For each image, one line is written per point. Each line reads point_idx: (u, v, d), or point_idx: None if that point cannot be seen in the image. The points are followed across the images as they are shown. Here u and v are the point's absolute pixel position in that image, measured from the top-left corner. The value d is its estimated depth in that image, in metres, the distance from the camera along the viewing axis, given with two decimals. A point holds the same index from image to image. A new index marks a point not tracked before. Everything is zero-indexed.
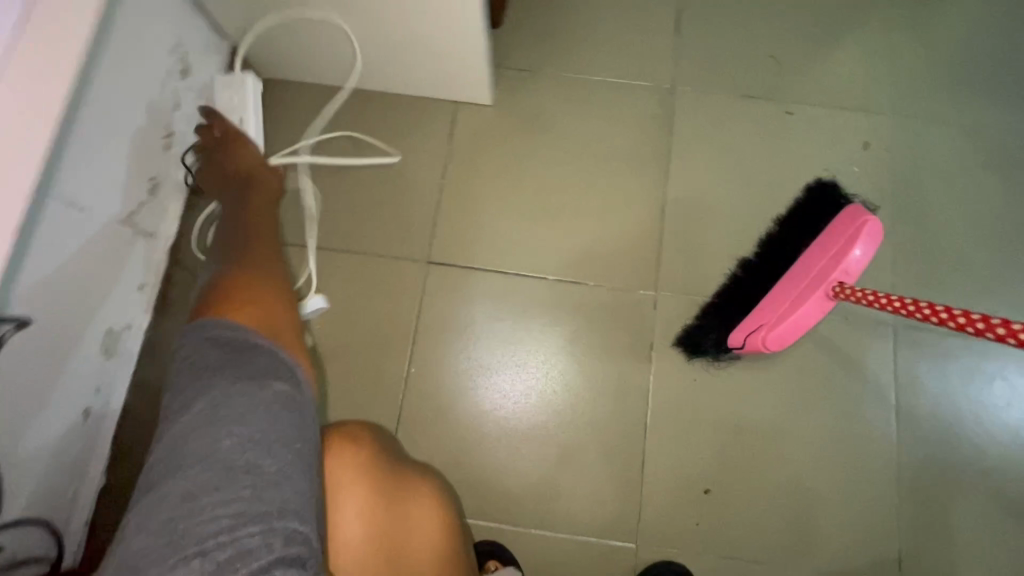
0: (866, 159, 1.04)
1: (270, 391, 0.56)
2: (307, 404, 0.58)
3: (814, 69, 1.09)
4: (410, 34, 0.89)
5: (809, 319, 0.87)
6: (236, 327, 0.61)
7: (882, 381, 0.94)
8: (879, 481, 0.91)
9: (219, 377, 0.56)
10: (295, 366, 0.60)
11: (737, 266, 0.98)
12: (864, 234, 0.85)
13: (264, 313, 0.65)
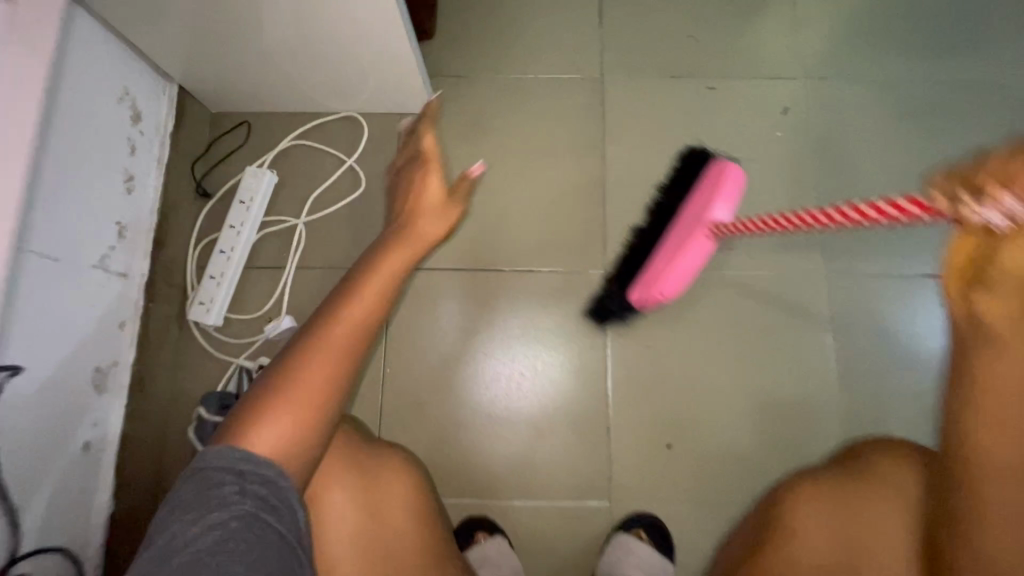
0: (788, 123, 1.12)
1: (228, 512, 0.48)
2: (274, 511, 0.50)
3: (731, 44, 1.16)
4: (342, 57, 0.95)
5: (697, 261, 0.91)
6: (241, 454, 0.50)
7: (819, 326, 1.03)
8: (826, 417, 0.99)
9: (177, 513, 0.48)
10: (273, 483, 0.50)
11: (632, 233, 1.03)
12: (727, 177, 0.88)
13: (287, 438, 0.52)
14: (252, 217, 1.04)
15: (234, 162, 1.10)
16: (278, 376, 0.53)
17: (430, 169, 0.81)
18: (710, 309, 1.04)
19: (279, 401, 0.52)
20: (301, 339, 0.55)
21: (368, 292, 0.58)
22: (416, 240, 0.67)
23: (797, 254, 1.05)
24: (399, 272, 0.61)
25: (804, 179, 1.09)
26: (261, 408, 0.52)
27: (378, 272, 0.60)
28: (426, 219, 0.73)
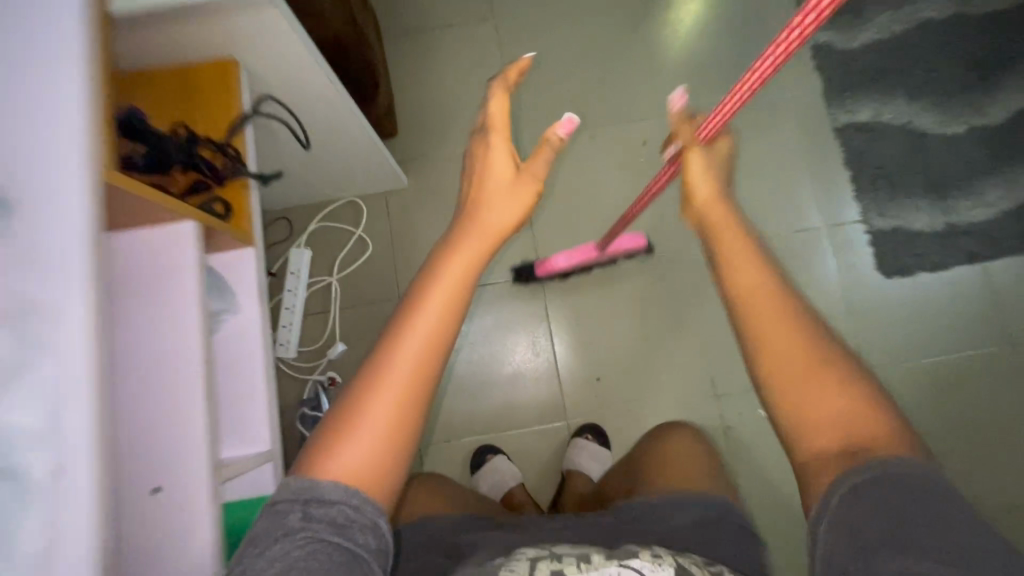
0: (648, 150, 1.63)
1: (294, 535, 0.60)
2: (330, 534, 0.61)
3: (601, 102, 1.66)
4: (343, 179, 1.45)
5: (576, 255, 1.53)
6: (332, 469, 0.63)
7: (685, 286, 1.56)
8: (695, 342, 1.54)
9: (259, 540, 0.61)
10: (334, 507, 0.62)
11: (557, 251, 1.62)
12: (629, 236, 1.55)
13: (366, 453, 0.64)
14: (302, 280, 1.55)
15: (279, 245, 1.60)
16: (353, 407, 0.66)
17: (481, 183, 0.88)
18: (613, 287, 1.56)
19: (359, 426, 0.64)
20: (368, 369, 0.67)
21: (425, 322, 0.68)
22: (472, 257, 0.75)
23: (666, 240, 1.58)
24: (451, 298, 0.71)
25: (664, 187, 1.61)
26: (346, 427, 0.65)
27: (433, 300, 0.70)
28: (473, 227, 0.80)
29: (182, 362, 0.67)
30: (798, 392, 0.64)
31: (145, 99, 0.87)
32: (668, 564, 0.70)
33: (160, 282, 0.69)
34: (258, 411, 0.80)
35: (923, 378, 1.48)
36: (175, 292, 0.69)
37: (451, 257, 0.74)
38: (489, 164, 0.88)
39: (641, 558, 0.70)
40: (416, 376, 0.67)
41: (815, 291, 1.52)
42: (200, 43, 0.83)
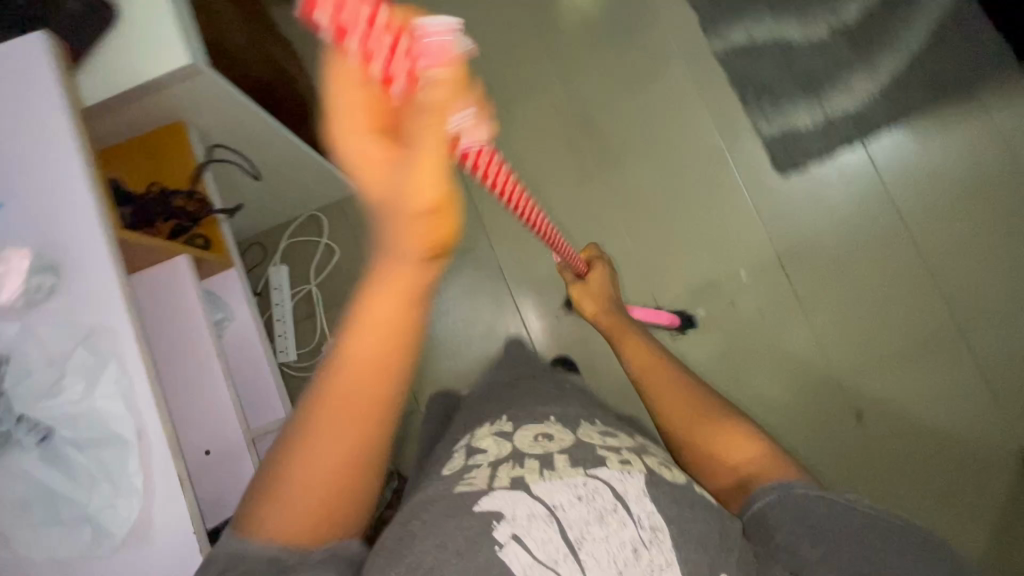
0: (559, 111, 1.82)
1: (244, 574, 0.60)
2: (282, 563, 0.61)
3: (510, 76, 1.85)
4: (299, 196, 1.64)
5: None
6: (263, 539, 0.61)
7: (616, 222, 1.77)
8: (635, 267, 1.74)
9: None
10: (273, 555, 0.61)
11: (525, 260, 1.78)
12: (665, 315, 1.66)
13: (293, 529, 0.61)
14: (285, 293, 1.74)
15: (258, 267, 1.79)
16: (272, 481, 0.60)
17: (355, 172, 0.47)
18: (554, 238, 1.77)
19: (280, 501, 0.60)
20: (293, 443, 0.59)
21: (354, 400, 0.57)
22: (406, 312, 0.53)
23: (591, 185, 1.79)
24: (360, 377, 0.57)
25: (579, 141, 1.81)
26: (269, 501, 0.61)
27: (360, 370, 0.56)
28: (394, 269, 0.50)
29: (202, 361, 0.88)
30: (692, 442, 0.94)
31: (117, 165, 1.06)
32: (637, 472, 0.76)
33: (174, 301, 0.90)
34: (267, 383, 1.03)
35: (829, 257, 1.72)
36: (182, 309, 0.89)
37: (357, 325, 0.55)
38: (369, 146, 0.47)
39: (611, 469, 0.75)
40: (334, 462, 0.59)
41: (725, 201, 1.76)
42: (154, 114, 1.02)
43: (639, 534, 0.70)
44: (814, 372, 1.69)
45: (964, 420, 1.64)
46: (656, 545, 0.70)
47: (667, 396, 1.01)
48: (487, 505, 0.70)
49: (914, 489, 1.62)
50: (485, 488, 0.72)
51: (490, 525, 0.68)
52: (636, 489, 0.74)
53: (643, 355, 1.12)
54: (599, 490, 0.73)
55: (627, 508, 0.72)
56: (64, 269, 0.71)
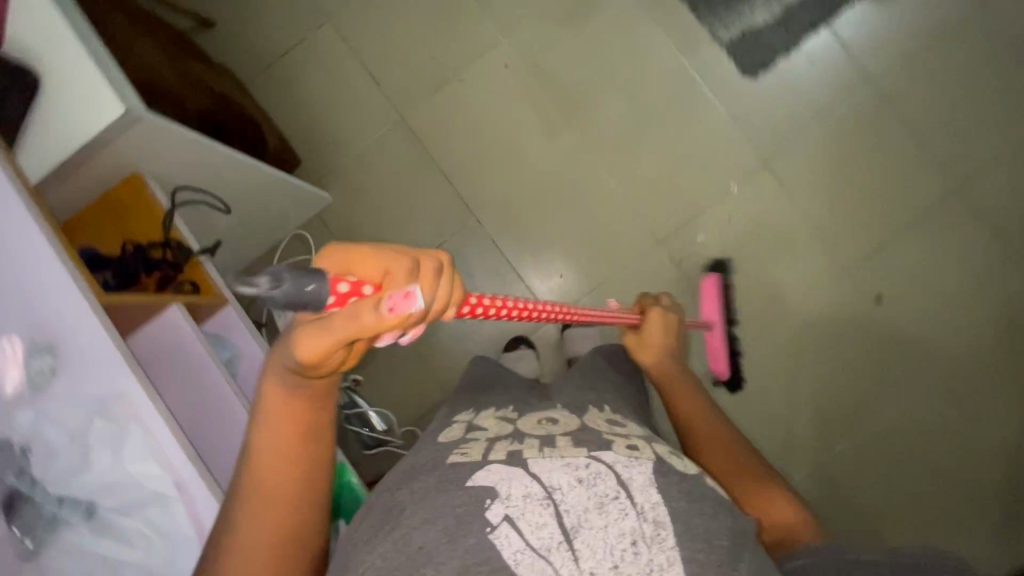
0: (512, 70, 1.76)
1: None
2: None
3: (454, 46, 1.78)
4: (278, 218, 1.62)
5: (711, 311, 1.58)
6: None
7: (595, 167, 1.73)
8: (625, 207, 1.72)
9: None
10: None
11: (516, 227, 1.74)
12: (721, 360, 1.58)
13: None
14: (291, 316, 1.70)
15: (257, 299, 1.78)
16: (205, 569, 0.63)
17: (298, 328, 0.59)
18: (539, 198, 1.74)
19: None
20: (219, 537, 0.64)
21: (273, 485, 0.65)
22: (298, 410, 0.65)
23: (562, 136, 1.75)
24: (274, 456, 0.65)
25: (539, 95, 1.76)
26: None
27: (270, 460, 0.65)
28: (279, 379, 0.64)
29: (214, 386, 0.88)
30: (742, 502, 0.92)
31: (87, 231, 1.04)
32: (644, 458, 0.71)
33: (175, 346, 0.90)
34: None
35: (819, 149, 1.68)
36: (184, 346, 0.90)
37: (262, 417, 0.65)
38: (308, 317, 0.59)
39: (617, 453, 0.70)
40: (261, 539, 0.64)
41: (700, 119, 1.71)
42: (104, 172, 1.00)
43: (642, 526, 0.64)
44: (827, 267, 1.67)
45: (984, 276, 1.63)
46: (660, 541, 0.63)
47: (710, 447, 0.98)
48: (480, 481, 0.66)
49: (946, 355, 1.64)
50: (479, 461, 0.69)
51: (483, 503, 0.64)
52: (643, 477, 0.68)
53: (695, 406, 1.06)
54: (604, 475, 0.67)
55: (631, 497, 0.66)
56: (58, 347, 0.70)
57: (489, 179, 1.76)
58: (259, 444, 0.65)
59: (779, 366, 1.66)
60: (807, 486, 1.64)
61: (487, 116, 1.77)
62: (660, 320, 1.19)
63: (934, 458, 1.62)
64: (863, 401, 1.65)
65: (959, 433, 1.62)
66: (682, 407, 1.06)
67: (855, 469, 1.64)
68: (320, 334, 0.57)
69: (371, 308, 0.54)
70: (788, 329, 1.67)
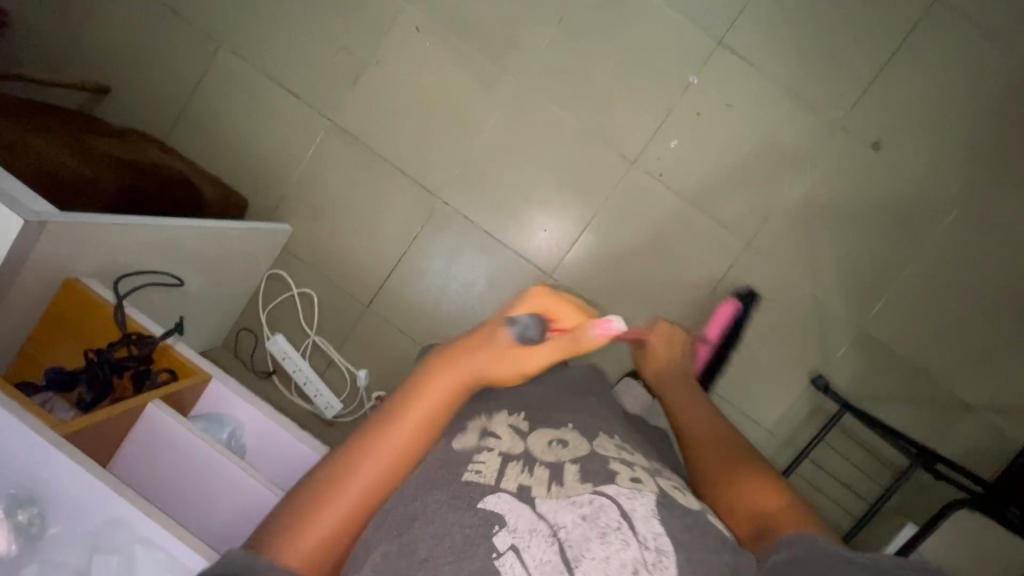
0: (425, 33, 1.62)
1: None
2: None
3: (357, 27, 1.64)
4: (246, 266, 1.55)
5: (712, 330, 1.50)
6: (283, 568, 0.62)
7: (543, 105, 1.61)
8: (587, 139, 1.61)
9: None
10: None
11: (485, 195, 1.65)
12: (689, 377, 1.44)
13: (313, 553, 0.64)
14: (296, 356, 1.66)
15: (258, 350, 1.73)
16: (322, 490, 0.68)
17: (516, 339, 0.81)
18: (498, 158, 1.64)
19: (326, 509, 0.67)
20: (350, 467, 0.70)
21: (413, 422, 0.73)
22: (461, 393, 0.78)
23: (500, 85, 1.62)
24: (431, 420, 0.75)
25: (461, 49, 1.62)
26: (309, 515, 0.66)
27: (418, 421, 0.74)
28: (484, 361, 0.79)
29: (216, 461, 0.85)
30: (726, 489, 0.83)
31: (45, 351, 0.99)
32: (648, 491, 0.69)
33: (167, 440, 0.86)
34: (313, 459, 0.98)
35: (771, 6, 1.53)
36: (174, 441, 0.86)
37: (441, 381, 0.77)
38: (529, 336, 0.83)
39: (618, 484, 0.69)
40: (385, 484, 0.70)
41: (636, 15, 1.56)
42: (35, 287, 0.93)
43: (643, 556, 0.63)
44: (813, 130, 1.55)
45: (980, 86, 1.51)
46: (661, 570, 0.62)
47: (706, 450, 0.93)
48: (491, 505, 0.65)
49: (961, 182, 1.53)
50: (492, 486, 0.66)
51: (491, 530, 0.63)
52: (645, 508, 0.67)
53: (700, 416, 1.00)
54: (605, 507, 0.66)
55: (632, 527, 0.65)
56: (42, 495, 0.67)
57: (441, 154, 1.66)
58: (427, 401, 0.75)
59: (792, 247, 1.58)
60: (850, 356, 1.59)
61: (416, 91, 1.64)
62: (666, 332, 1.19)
63: (972, 289, 1.55)
64: (886, 255, 1.56)
65: (997, 256, 1.54)
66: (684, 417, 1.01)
67: (896, 324, 1.57)
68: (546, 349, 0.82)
69: (583, 331, 0.85)
70: (791, 208, 1.57)
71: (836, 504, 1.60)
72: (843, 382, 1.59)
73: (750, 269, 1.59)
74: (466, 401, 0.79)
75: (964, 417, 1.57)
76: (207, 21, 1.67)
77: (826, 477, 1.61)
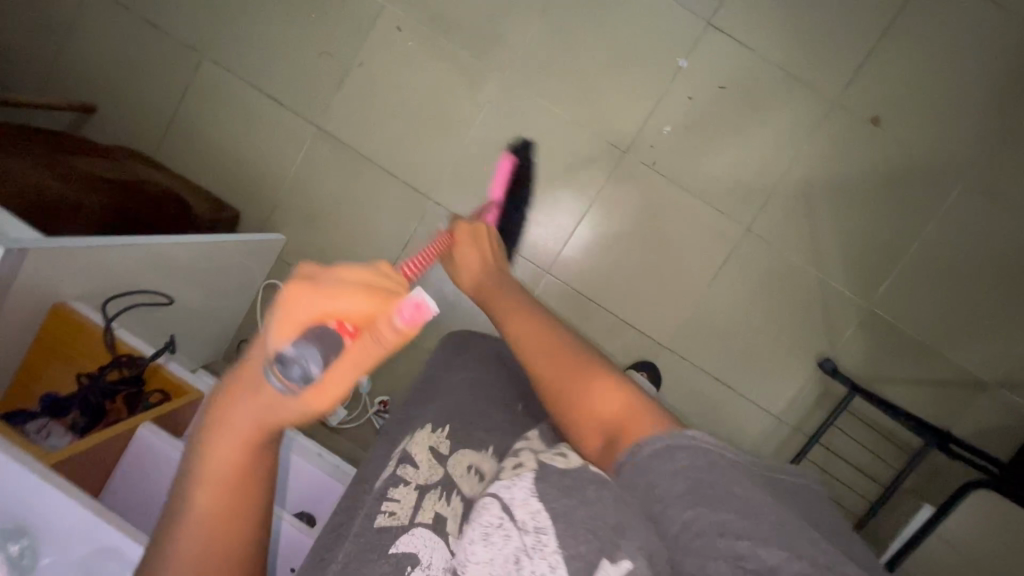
0: (407, 31, 1.59)
1: None
2: None
3: (339, 30, 1.61)
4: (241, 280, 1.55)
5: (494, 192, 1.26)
6: None
7: (531, 98, 1.58)
8: (577, 130, 1.58)
9: None
10: None
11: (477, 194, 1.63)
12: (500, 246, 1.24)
13: None
14: None
15: None
16: None
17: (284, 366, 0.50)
18: (489, 154, 1.61)
19: None
20: None
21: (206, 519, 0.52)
22: (256, 452, 0.52)
23: (484, 80, 1.59)
24: (233, 499, 0.53)
25: (445, 46, 1.59)
26: None
27: (216, 511, 0.52)
28: (260, 408, 0.51)
29: None
30: (571, 405, 0.71)
31: (39, 377, 0.99)
32: (527, 472, 0.61)
33: (139, 462, 0.86)
34: None
35: None
36: (145, 465, 0.86)
37: (216, 453, 0.52)
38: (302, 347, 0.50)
39: (501, 479, 0.61)
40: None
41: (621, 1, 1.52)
42: (23, 314, 0.93)
43: (523, 541, 0.53)
44: (810, 109, 1.51)
45: (982, 53, 1.46)
46: (541, 552, 0.52)
47: (543, 368, 0.75)
48: (403, 546, 0.65)
49: (966, 152, 1.49)
50: (405, 523, 0.67)
51: (404, 571, 0.62)
52: (523, 491, 0.57)
53: (525, 323, 0.80)
54: (488, 505, 0.57)
55: (512, 517, 0.55)
56: (30, 526, 0.67)
57: (430, 155, 1.63)
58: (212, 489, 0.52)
59: (792, 230, 1.54)
60: (857, 338, 1.55)
61: (401, 91, 1.62)
62: (470, 237, 0.96)
63: (982, 262, 1.50)
64: (891, 232, 1.52)
65: (1006, 227, 1.49)
66: (508, 327, 0.81)
67: (903, 303, 1.53)
68: (344, 360, 0.51)
69: (389, 327, 0.51)
70: (790, 190, 1.54)
71: (849, 489, 1.58)
72: (851, 364, 1.56)
73: (751, 254, 1.56)
74: (269, 454, 0.54)
75: (979, 396, 1.53)
76: (188, 33, 1.66)
77: (839, 462, 1.58)
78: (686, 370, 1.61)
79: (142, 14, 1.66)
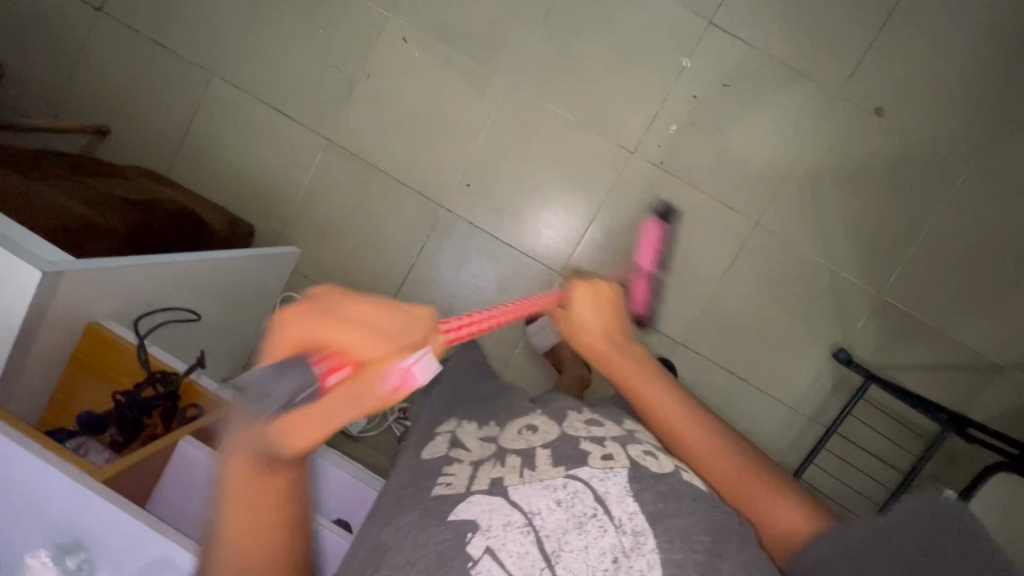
0: (413, 42, 1.62)
1: None
2: None
3: (345, 43, 1.64)
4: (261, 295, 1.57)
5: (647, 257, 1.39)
6: None
7: (537, 103, 1.60)
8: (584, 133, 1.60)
9: None
10: None
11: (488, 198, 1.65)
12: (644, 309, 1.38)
13: None
14: None
15: None
16: None
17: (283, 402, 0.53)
18: (498, 160, 1.63)
19: None
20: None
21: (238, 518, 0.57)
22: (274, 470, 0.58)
23: (491, 86, 1.61)
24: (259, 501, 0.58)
25: (450, 55, 1.61)
26: None
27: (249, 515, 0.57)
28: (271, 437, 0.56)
29: None
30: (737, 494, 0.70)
31: (73, 397, 1.01)
32: (620, 467, 0.59)
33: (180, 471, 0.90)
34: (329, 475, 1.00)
35: None
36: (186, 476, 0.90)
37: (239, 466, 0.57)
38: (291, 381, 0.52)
39: (589, 465, 0.59)
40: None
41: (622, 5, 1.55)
42: (58, 335, 0.96)
43: (621, 541, 0.54)
44: (812, 103, 1.53)
45: (980, 41, 1.48)
46: (642, 552, 0.53)
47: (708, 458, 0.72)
48: (462, 514, 0.55)
49: (969, 139, 1.50)
50: (463, 493, 0.57)
51: (464, 537, 0.53)
52: (619, 487, 0.57)
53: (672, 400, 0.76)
54: (580, 493, 0.57)
55: (608, 511, 0.55)
56: (86, 539, 0.69)
57: (439, 163, 1.65)
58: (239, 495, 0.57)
59: (801, 223, 1.56)
60: (870, 327, 1.57)
61: (408, 101, 1.64)
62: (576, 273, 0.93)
63: (991, 245, 1.52)
64: (899, 221, 1.54)
65: (1012, 211, 1.51)
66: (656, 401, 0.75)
67: (915, 289, 1.55)
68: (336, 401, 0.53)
69: (383, 380, 0.54)
70: (797, 184, 1.55)
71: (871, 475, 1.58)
72: (865, 353, 1.57)
73: (762, 248, 1.58)
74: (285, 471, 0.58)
75: (994, 379, 1.54)
76: (195, 53, 1.68)
77: (860, 450, 1.59)
78: (702, 365, 1.62)
79: (151, 36, 1.68)
